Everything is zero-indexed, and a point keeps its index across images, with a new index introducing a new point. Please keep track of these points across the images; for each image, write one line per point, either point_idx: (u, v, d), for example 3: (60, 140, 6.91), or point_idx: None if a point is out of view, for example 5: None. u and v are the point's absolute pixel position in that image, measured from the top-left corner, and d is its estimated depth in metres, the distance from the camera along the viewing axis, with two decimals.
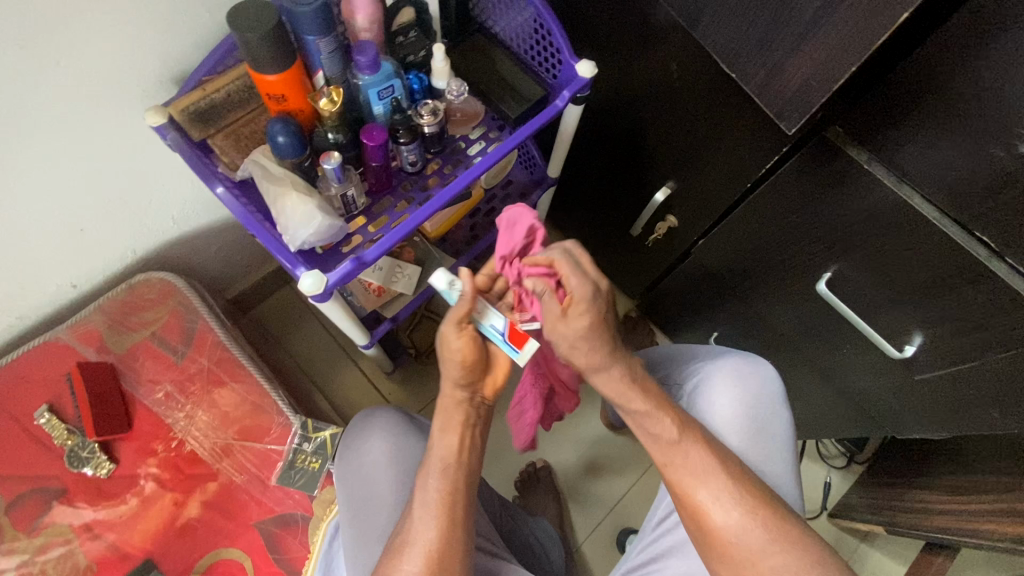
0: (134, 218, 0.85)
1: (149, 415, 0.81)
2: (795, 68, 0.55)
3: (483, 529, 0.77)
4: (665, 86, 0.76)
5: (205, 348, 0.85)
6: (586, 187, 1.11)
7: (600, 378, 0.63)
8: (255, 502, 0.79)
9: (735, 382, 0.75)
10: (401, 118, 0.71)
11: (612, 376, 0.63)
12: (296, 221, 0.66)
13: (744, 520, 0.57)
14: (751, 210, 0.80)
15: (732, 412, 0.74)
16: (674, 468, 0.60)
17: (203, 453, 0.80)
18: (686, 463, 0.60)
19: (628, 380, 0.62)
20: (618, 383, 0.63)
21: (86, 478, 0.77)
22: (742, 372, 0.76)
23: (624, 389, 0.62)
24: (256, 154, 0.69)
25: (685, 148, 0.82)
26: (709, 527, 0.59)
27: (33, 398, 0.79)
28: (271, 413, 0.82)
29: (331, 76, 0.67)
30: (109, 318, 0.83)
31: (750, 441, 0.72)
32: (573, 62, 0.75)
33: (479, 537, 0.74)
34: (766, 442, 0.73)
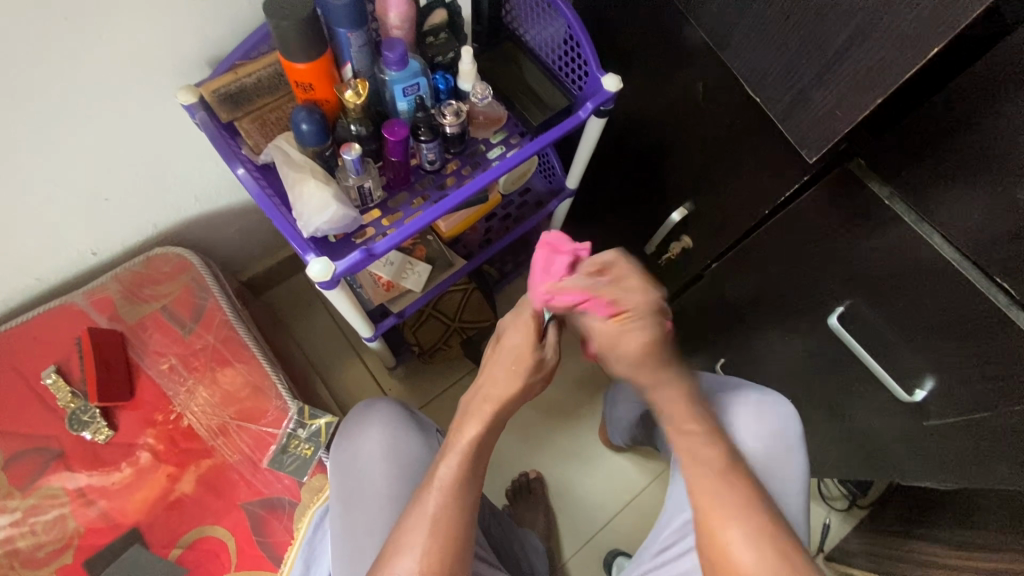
0: (158, 193, 0.87)
1: (151, 386, 0.83)
2: (820, 97, 0.54)
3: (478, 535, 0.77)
4: (691, 105, 0.76)
5: (212, 326, 0.86)
6: (602, 201, 1.11)
7: (661, 393, 0.63)
8: (245, 483, 0.79)
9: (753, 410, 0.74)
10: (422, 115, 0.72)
11: (669, 395, 0.63)
12: (311, 209, 0.67)
13: (773, 564, 0.56)
14: (770, 239, 0.78)
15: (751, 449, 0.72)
16: (716, 497, 0.60)
17: (199, 429, 0.81)
18: (729, 498, 0.59)
19: (683, 400, 0.63)
20: (678, 401, 0.63)
21: (85, 442, 0.79)
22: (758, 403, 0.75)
23: (681, 406, 0.63)
24: (280, 140, 0.71)
25: (704, 170, 0.81)
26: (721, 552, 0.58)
27: (43, 358, 0.81)
28: (269, 396, 0.83)
29: (359, 69, 0.68)
30: (124, 287, 0.85)
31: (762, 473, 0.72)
32: (599, 75, 0.75)
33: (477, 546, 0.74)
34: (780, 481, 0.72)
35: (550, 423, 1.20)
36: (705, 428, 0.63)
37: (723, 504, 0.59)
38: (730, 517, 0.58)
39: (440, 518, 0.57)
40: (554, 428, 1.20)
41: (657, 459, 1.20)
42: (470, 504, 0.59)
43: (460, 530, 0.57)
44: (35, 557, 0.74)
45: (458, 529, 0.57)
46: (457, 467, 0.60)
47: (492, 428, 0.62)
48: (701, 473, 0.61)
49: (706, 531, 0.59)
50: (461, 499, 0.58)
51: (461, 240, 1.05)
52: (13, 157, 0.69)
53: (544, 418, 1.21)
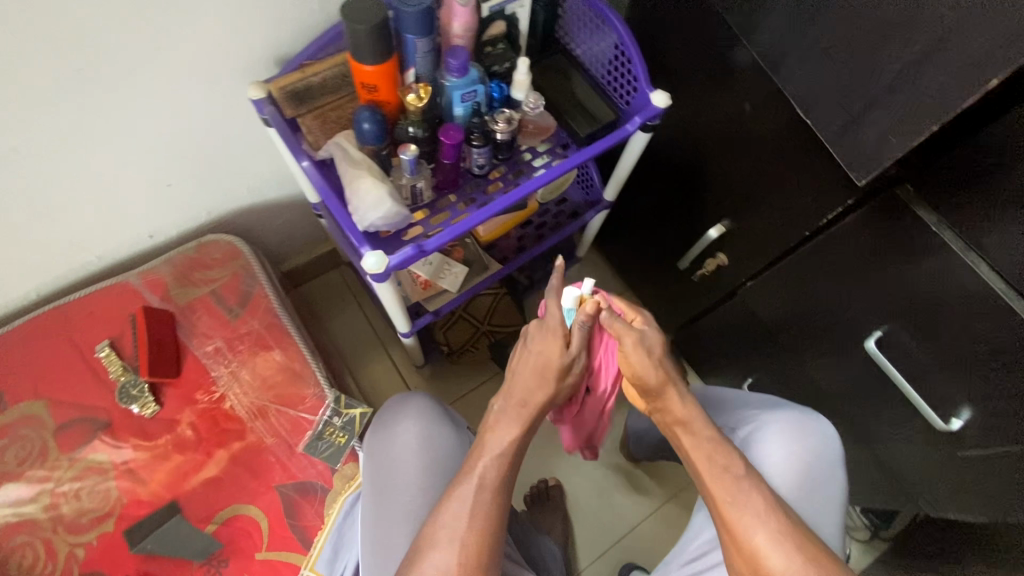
0: (217, 183, 0.91)
1: (197, 365, 0.86)
2: (871, 122, 0.56)
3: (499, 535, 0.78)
4: (738, 125, 0.78)
5: (258, 312, 0.89)
6: (638, 215, 1.13)
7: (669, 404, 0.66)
8: (280, 466, 0.82)
9: (782, 426, 0.75)
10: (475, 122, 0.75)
11: (678, 402, 0.66)
12: (367, 205, 0.70)
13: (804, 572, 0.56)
14: (810, 260, 0.79)
15: (783, 466, 0.72)
16: (737, 506, 0.60)
17: (240, 411, 0.84)
18: (751, 506, 0.59)
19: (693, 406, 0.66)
20: (686, 411, 0.65)
21: (132, 415, 0.82)
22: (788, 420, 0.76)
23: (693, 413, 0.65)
24: (340, 138, 0.73)
25: (746, 189, 0.83)
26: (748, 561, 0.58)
27: (99, 332, 0.84)
28: (308, 383, 0.86)
29: (421, 74, 0.72)
30: (178, 270, 0.88)
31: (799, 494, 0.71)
32: (648, 91, 0.78)
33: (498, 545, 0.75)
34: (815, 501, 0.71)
35: None
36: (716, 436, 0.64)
37: (748, 514, 0.59)
38: (751, 523, 0.59)
39: (480, 513, 0.58)
40: None
41: (676, 475, 1.20)
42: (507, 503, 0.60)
43: (497, 526, 0.58)
44: (78, 522, 0.77)
45: (495, 525, 0.58)
46: (497, 464, 0.60)
47: (528, 435, 0.64)
48: (717, 484, 0.61)
49: (736, 542, 0.59)
50: (499, 495, 0.59)
51: (498, 245, 1.07)
52: (92, 140, 0.73)
53: None
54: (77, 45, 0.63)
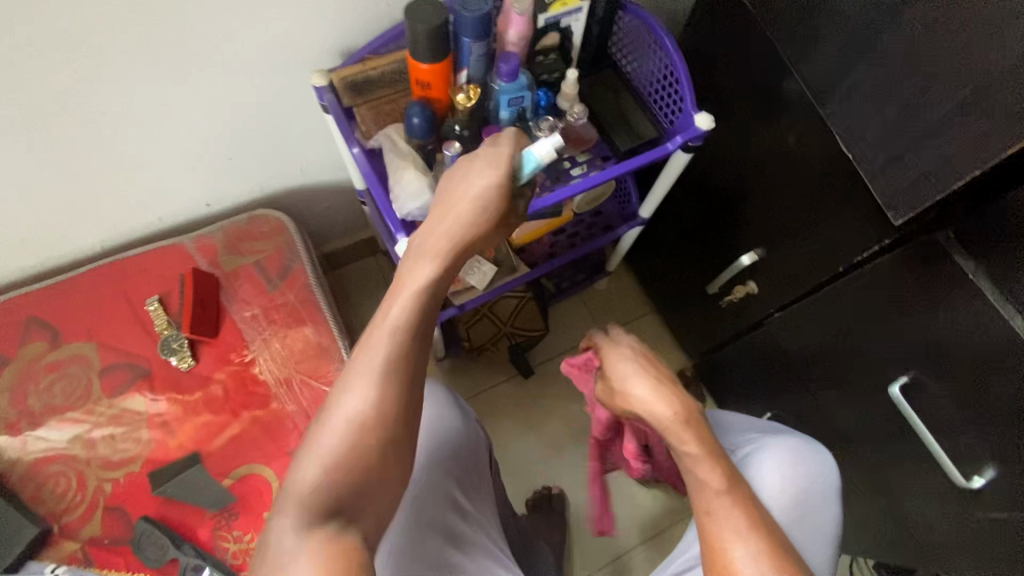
0: (272, 160, 0.96)
1: (234, 329, 0.91)
2: (914, 161, 0.55)
3: (473, 515, 0.73)
4: (783, 155, 0.77)
5: (295, 286, 0.94)
6: (671, 235, 1.13)
7: (651, 406, 0.69)
8: (297, 433, 0.86)
9: (795, 461, 0.73)
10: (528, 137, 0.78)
11: (665, 410, 0.67)
12: (407, 194, 0.73)
13: None
14: (839, 297, 0.78)
15: (781, 494, 0.71)
16: (713, 519, 0.60)
17: (267, 377, 0.89)
18: (731, 521, 0.59)
19: (682, 419, 0.66)
20: (671, 416, 0.67)
21: (169, 366, 0.88)
22: (799, 452, 0.73)
23: (681, 424, 0.66)
24: (390, 130, 0.78)
25: (781, 218, 0.82)
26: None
27: (150, 287, 0.91)
28: (333, 359, 0.90)
29: (473, 76, 0.75)
30: (227, 237, 0.94)
31: (789, 523, 0.69)
32: (693, 113, 0.79)
33: (469, 527, 0.72)
34: (807, 533, 0.70)
35: (581, 443, 1.21)
36: (704, 449, 0.64)
37: (728, 527, 0.59)
38: (733, 538, 0.58)
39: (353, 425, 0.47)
40: (585, 449, 1.21)
41: (682, 502, 1.18)
42: (393, 411, 0.48)
43: (381, 443, 0.47)
44: (110, 459, 0.83)
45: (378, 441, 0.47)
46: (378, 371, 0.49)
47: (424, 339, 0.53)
48: (702, 494, 0.62)
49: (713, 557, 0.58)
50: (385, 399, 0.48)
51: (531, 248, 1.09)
52: (166, 109, 0.80)
53: (575, 437, 1.22)
54: (167, 22, 0.68)
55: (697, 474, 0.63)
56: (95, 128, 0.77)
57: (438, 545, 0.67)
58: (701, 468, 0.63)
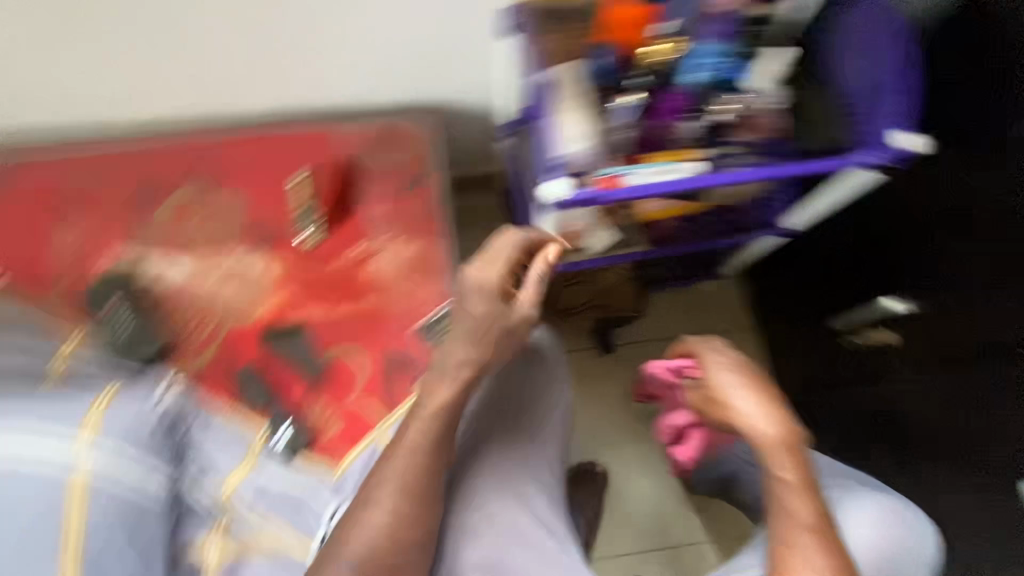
0: (436, 71, 0.98)
1: (362, 221, 0.95)
2: None
3: (539, 449, 0.81)
4: (992, 215, 0.73)
5: (425, 198, 0.97)
6: (803, 257, 1.07)
7: (755, 420, 0.67)
8: (394, 334, 0.89)
9: (880, 519, 0.71)
10: (695, 149, 0.78)
11: (768, 428, 0.66)
12: (571, 135, 0.73)
13: None
14: (999, 376, 0.74)
15: (873, 546, 0.69)
16: (792, 552, 0.60)
17: (381, 274, 0.92)
18: (802, 555, 0.60)
19: (786, 447, 0.65)
20: (778, 436, 0.66)
21: (299, 239, 0.93)
22: (895, 512, 0.72)
23: (780, 451, 0.65)
24: (568, 66, 0.76)
25: (963, 273, 0.77)
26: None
27: (299, 162, 0.97)
28: (443, 275, 0.92)
29: (676, 31, 0.74)
30: (373, 133, 0.99)
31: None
32: (896, 130, 0.75)
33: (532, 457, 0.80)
34: None
35: (637, 431, 1.21)
36: (802, 484, 0.64)
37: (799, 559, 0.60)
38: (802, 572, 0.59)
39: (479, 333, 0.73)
40: (639, 437, 1.20)
41: (720, 521, 1.16)
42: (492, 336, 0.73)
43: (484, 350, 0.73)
44: (230, 305, 0.90)
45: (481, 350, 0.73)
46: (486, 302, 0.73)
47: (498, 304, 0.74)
48: (787, 527, 0.62)
49: None
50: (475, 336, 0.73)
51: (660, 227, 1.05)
52: None
53: (633, 422, 1.21)
54: None
55: (785, 503, 0.63)
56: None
57: (506, 465, 0.78)
58: (792, 498, 0.63)
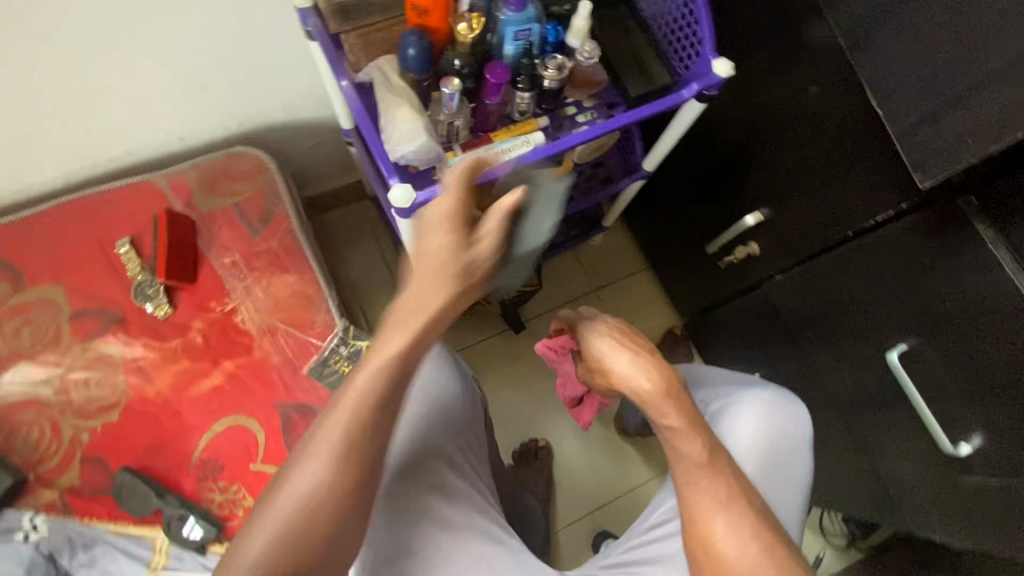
0: (248, 93, 0.87)
1: (213, 275, 0.85)
2: (950, 121, 0.53)
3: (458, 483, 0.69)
4: (793, 104, 0.74)
5: (278, 232, 0.88)
6: (671, 188, 1.10)
7: (631, 376, 0.60)
8: (282, 387, 0.81)
9: (763, 414, 0.69)
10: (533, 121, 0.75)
11: (643, 382, 0.59)
12: (400, 135, 0.68)
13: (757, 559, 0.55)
14: (847, 259, 0.76)
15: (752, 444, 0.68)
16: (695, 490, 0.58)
17: (250, 325, 0.83)
18: (709, 492, 0.57)
19: (664, 391, 0.59)
20: (653, 387, 0.59)
21: (145, 313, 0.82)
22: (773, 406, 0.70)
23: (665, 398, 0.58)
24: (382, 61, 0.71)
25: (793, 164, 0.78)
26: (707, 544, 0.56)
27: (117, 228, 0.84)
28: (319, 308, 0.85)
29: (477, 4, 0.69)
30: (202, 176, 0.87)
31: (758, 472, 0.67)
32: (711, 58, 0.73)
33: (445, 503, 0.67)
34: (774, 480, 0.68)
35: None
36: (688, 423, 0.58)
37: (706, 496, 0.57)
38: (714, 509, 0.56)
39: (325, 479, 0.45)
40: None
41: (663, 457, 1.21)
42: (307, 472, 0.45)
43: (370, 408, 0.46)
44: (85, 408, 0.79)
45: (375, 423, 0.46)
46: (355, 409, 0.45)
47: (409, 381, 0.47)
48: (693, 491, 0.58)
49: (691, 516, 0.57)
50: (358, 440, 0.45)
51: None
52: (129, 29, 0.70)
53: None
54: None
55: (679, 445, 0.58)
56: (65, 51, 0.70)
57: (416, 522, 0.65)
58: None
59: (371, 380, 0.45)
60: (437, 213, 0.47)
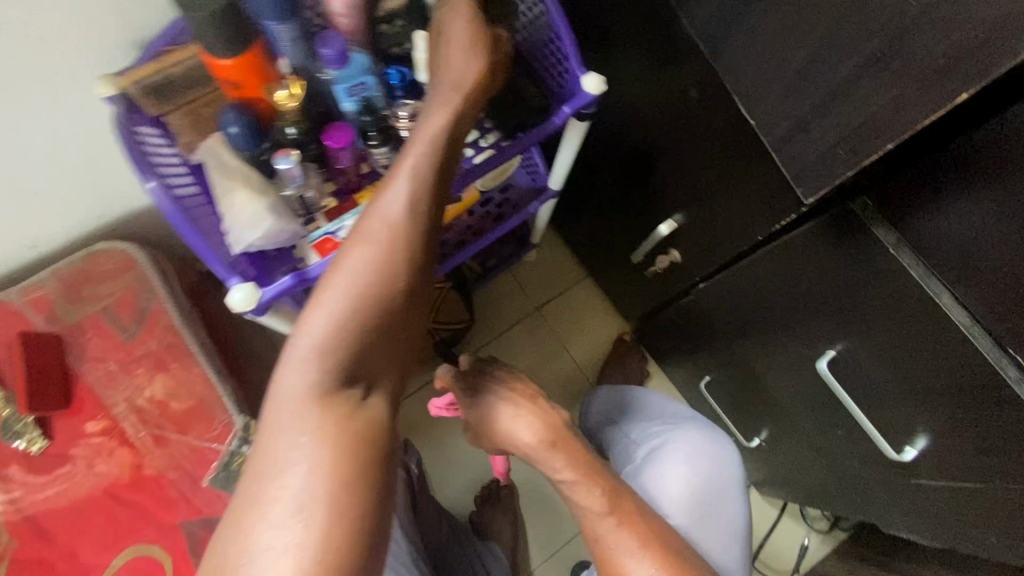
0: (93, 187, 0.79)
1: (90, 393, 0.78)
2: (819, 130, 0.47)
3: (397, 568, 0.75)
4: (674, 110, 0.68)
5: (156, 332, 0.81)
6: (589, 197, 1.04)
7: (519, 426, 0.58)
8: (184, 500, 0.78)
9: (691, 455, 0.73)
10: None
11: (531, 431, 0.58)
12: (242, 223, 0.60)
13: None
14: (759, 266, 0.72)
15: (679, 487, 0.71)
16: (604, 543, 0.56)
17: (137, 441, 0.78)
18: (620, 541, 0.55)
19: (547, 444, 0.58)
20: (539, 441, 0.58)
21: (17, 451, 0.75)
22: (700, 446, 0.74)
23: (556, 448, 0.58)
24: (212, 141, 0.62)
25: (692, 178, 0.73)
26: None
27: None
28: (214, 408, 0.80)
29: (297, 64, 0.61)
30: (63, 284, 0.78)
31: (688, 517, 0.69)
32: (581, 75, 0.67)
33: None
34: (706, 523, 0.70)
35: None
36: (580, 475, 0.57)
37: (621, 549, 0.55)
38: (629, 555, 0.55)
39: (317, 366, 0.44)
40: None
41: None
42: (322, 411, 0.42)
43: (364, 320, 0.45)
44: None
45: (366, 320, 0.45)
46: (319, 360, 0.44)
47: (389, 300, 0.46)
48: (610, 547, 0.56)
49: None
50: (355, 328, 0.45)
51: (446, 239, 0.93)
52: None
53: None
54: None
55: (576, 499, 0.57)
56: None
57: None
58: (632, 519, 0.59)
59: (389, 230, 0.47)
60: (451, 50, 0.56)
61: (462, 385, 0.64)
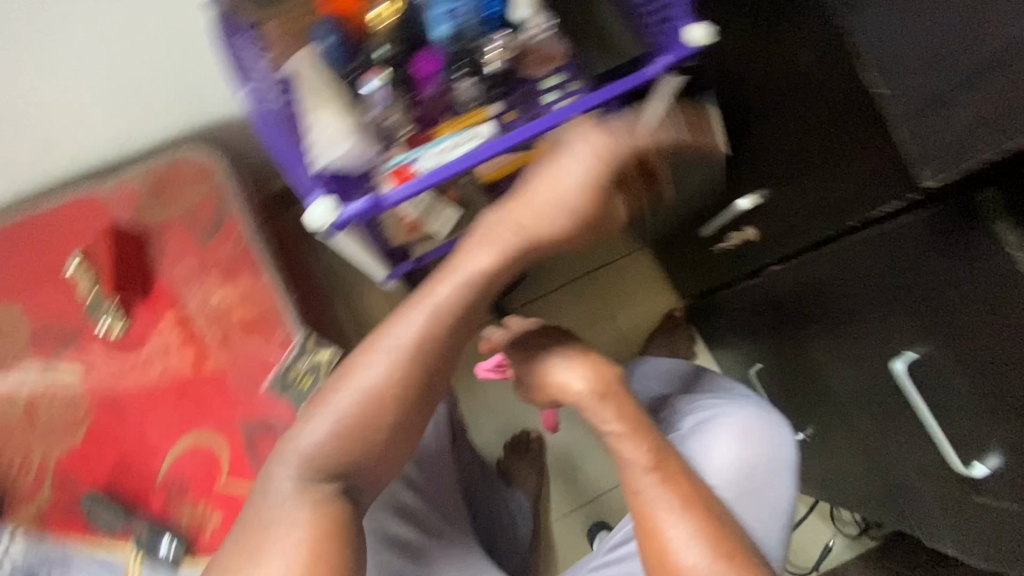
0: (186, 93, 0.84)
1: (167, 286, 0.83)
2: (962, 103, 0.43)
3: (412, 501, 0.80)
4: (781, 74, 0.63)
5: (229, 238, 0.85)
6: None
7: (571, 371, 0.62)
8: (241, 403, 0.81)
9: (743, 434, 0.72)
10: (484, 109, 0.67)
11: (579, 377, 0.61)
12: (324, 142, 0.62)
13: None
14: (842, 254, 0.67)
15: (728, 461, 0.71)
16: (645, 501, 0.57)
17: (205, 335, 0.82)
18: (663, 498, 0.56)
19: (601, 396, 0.61)
20: (589, 392, 0.61)
21: (102, 330, 0.82)
22: (754, 427, 0.73)
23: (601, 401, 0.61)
24: (300, 56, 0.63)
25: (785, 152, 0.68)
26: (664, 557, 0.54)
27: (70, 244, 0.84)
28: (276, 318, 0.83)
29: None
30: (150, 184, 0.85)
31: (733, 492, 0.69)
32: (685, 24, 0.63)
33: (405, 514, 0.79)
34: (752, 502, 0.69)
35: None
36: (627, 428, 0.60)
37: (666, 515, 0.55)
38: (671, 517, 0.55)
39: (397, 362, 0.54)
40: None
41: None
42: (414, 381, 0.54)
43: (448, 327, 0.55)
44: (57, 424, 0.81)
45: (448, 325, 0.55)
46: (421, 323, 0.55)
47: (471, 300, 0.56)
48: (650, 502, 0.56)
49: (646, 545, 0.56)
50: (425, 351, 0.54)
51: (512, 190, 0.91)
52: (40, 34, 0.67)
53: None
54: None
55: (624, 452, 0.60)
56: None
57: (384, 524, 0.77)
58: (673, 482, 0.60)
59: (452, 293, 0.55)
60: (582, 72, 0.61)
61: (516, 339, 0.66)
